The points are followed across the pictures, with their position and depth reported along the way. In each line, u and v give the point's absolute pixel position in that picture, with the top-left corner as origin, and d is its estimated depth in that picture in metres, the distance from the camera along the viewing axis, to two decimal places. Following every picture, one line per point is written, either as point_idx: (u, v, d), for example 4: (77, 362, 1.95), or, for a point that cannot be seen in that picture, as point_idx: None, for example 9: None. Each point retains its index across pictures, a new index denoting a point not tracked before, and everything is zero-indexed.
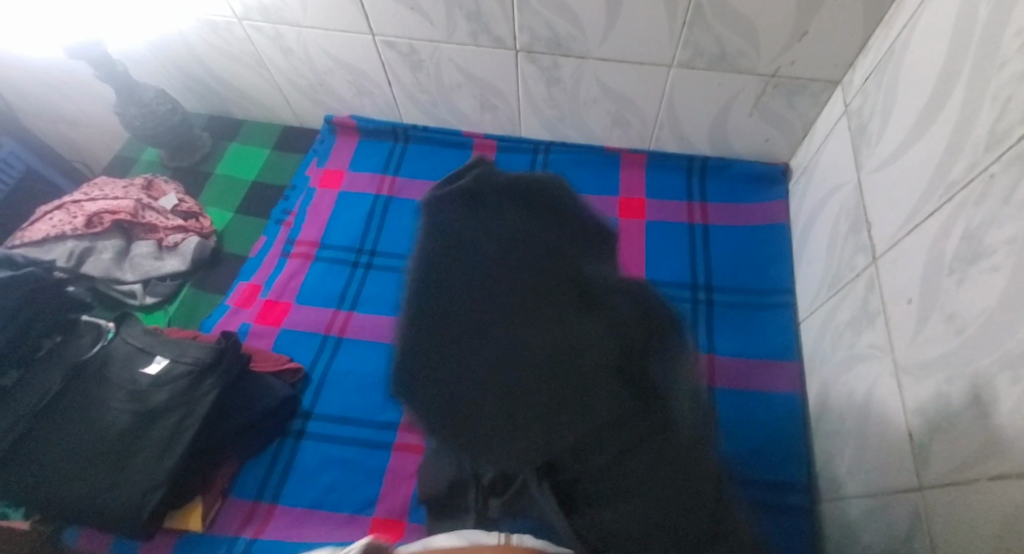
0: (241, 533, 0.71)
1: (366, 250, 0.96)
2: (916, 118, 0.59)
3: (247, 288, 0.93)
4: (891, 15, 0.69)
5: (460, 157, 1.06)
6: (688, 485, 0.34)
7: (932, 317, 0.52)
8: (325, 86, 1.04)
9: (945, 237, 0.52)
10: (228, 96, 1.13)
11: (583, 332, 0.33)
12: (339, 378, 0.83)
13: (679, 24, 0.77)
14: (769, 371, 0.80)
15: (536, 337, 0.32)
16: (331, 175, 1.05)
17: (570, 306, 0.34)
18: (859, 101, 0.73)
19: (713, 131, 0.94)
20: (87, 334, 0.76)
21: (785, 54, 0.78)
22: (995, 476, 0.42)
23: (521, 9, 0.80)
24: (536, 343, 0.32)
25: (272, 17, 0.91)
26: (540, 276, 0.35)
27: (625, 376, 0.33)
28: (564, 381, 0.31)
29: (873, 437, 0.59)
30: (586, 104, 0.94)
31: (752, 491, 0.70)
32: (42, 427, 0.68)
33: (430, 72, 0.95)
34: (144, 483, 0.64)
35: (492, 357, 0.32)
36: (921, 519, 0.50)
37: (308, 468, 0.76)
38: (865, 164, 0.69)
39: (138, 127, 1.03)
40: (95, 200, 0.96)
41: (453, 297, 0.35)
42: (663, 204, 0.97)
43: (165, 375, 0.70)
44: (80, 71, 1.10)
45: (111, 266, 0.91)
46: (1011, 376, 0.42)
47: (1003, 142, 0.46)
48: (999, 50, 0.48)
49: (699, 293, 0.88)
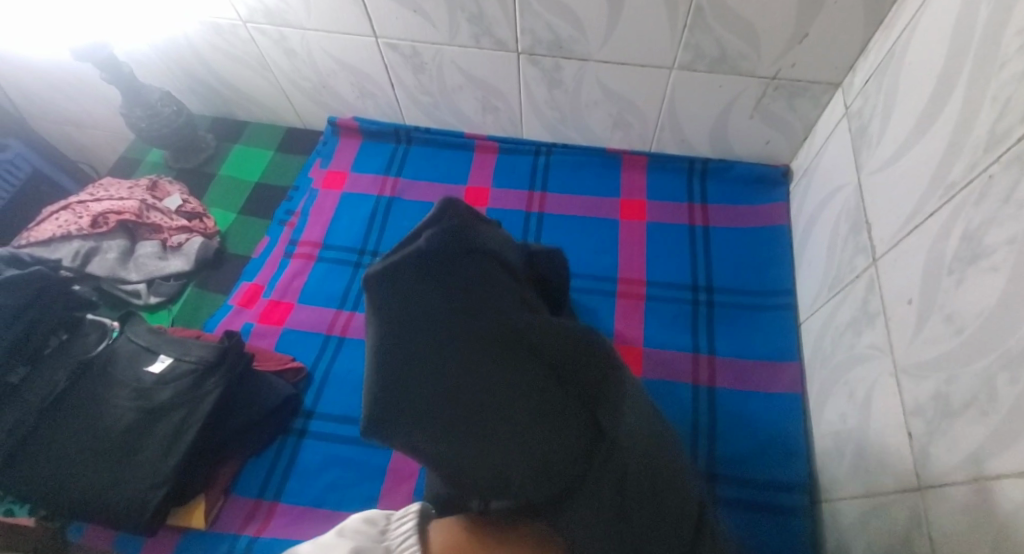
0: (243, 531, 0.72)
1: (368, 251, 0.97)
2: (917, 119, 0.59)
3: (249, 288, 0.94)
4: (891, 18, 0.69)
5: (462, 159, 1.06)
6: (661, 498, 0.35)
7: (932, 318, 0.52)
8: (329, 88, 1.04)
9: (944, 238, 0.52)
10: (233, 98, 1.14)
11: (517, 376, 0.33)
12: (340, 378, 0.84)
13: (680, 26, 0.78)
14: (769, 371, 0.80)
15: (477, 393, 0.32)
16: (333, 176, 1.06)
17: (509, 365, 0.34)
18: (860, 103, 0.74)
19: (714, 133, 0.94)
20: (92, 332, 0.78)
21: (786, 56, 0.79)
22: (995, 476, 0.43)
23: (523, 12, 0.81)
24: (476, 405, 0.32)
25: (276, 20, 0.91)
26: (475, 329, 0.34)
27: (577, 415, 0.34)
28: (518, 435, 0.32)
29: (874, 437, 0.59)
30: (587, 106, 0.95)
31: (753, 492, 0.71)
32: (47, 425, 0.69)
33: (432, 74, 0.96)
34: (148, 480, 0.65)
35: (439, 420, 0.32)
36: (921, 519, 0.50)
37: (310, 467, 0.76)
38: (866, 165, 0.69)
39: (143, 128, 1.04)
40: (101, 200, 0.97)
41: (388, 364, 0.33)
42: (664, 205, 0.97)
43: (169, 373, 0.71)
44: (88, 75, 1.11)
45: (116, 266, 0.92)
46: (1011, 375, 0.42)
47: (1002, 142, 0.46)
48: (998, 52, 0.48)
49: (700, 294, 0.88)
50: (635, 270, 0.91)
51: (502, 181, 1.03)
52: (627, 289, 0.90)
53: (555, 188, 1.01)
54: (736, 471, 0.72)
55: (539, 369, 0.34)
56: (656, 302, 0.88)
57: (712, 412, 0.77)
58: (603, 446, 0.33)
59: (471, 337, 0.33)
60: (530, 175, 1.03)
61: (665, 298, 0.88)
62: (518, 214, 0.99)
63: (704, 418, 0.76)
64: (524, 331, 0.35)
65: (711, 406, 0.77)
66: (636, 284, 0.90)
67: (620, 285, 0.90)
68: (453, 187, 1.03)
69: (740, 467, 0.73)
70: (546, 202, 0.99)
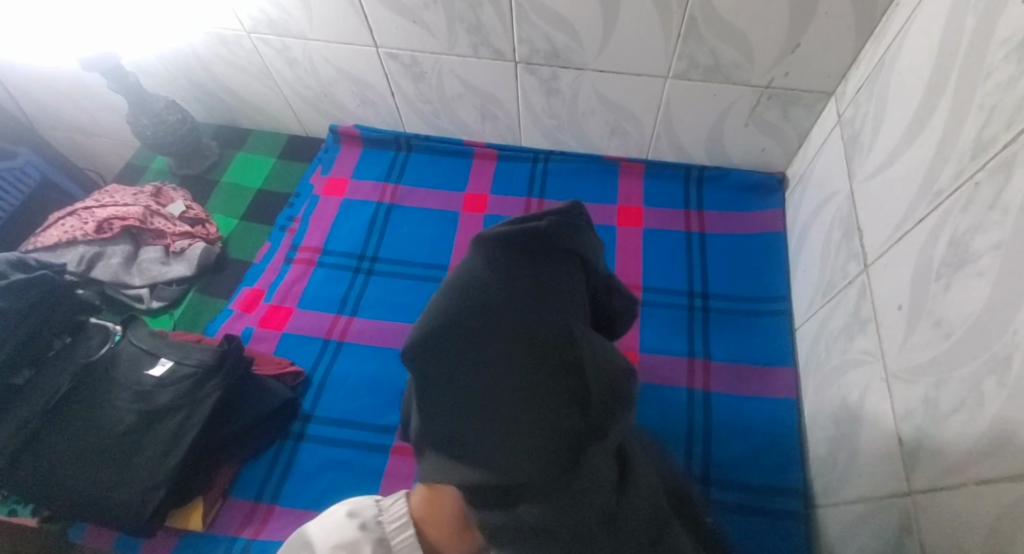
0: (240, 533, 0.72)
1: (367, 256, 0.98)
2: (906, 127, 0.60)
3: (250, 293, 0.95)
4: (882, 28, 0.70)
5: (462, 166, 1.07)
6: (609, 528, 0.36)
7: (921, 323, 0.53)
8: (330, 96, 1.06)
9: (932, 245, 0.53)
10: (236, 106, 1.16)
11: (542, 382, 0.33)
12: (338, 382, 0.85)
13: (674, 37, 0.79)
14: (763, 377, 0.80)
15: (498, 370, 0.33)
16: (334, 183, 1.08)
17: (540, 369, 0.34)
18: (852, 112, 0.75)
19: (709, 141, 0.95)
20: (95, 335, 0.79)
21: (779, 65, 0.80)
22: (983, 480, 0.43)
23: (520, 22, 0.82)
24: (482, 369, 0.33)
25: (279, 30, 0.93)
26: (516, 315, 0.35)
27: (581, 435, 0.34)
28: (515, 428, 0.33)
29: (866, 442, 0.60)
30: (584, 114, 0.96)
31: (747, 496, 0.71)
32: (50, 425, 0.70)
33: (432, 82, 0.98)
34: (148, 481, 0.66)
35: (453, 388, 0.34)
36: (911, 523, 0.51)
37: (307, 470, 0.77)
38: (858, 173, 0.70)
39: (148, 136, 1.06)
40: (106, 206, 0.99)
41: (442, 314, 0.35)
42: (660, 212, 0.98)
43: (170, 376, 0.72)
44: (95, 84, 1.13)
45: (120, 270, 0.93)
46: (997, 380, 0.42)
47: (987, 150, 0.47)
48: (984, 61, 0.49)
49: (695, 300, 0.89)
50: (632, 276, 0.92)
51: (501, 188, 1.04)
52: None
53: (553, 195, 1.02)
54: (731, 476, 0.73)
55: (570, 383, 0.34)
56: (652, 307, 0.89)
57: (707, 417, 0.77)
58: (580, 482, 0.33)
59: (507, 314, 0.35)
60: (528, 182, 1.04)
61: (660, 303, 0.89)
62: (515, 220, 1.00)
63: (699, 422, 0.77)
64: (578, 340, 0.35)
65: (706, 410, 0.78)
66: (632, 289, 0.91)
67: None
68: (453, 194, 1.04)
69: (736, 473, 0.73)
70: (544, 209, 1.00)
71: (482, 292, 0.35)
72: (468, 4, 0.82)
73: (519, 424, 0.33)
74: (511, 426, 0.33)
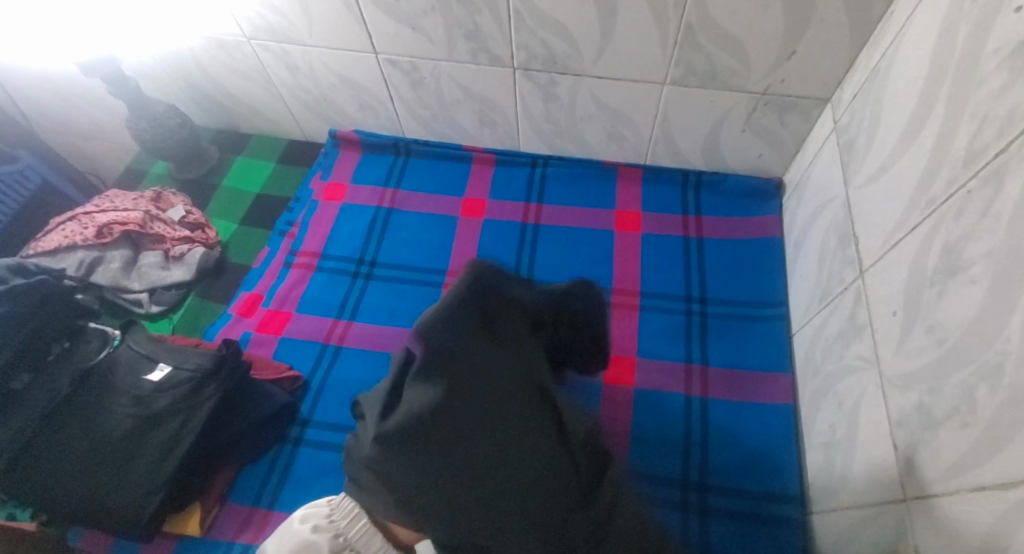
0: (238, 538, 0.73)
1: (366, 261, 0.98)
2: (901, 135, 0.60)
3: (249, 298, 0.95)
4: (877, 35, 0.70)
5: (461, 170, 1.08)
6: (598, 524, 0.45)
7: (914, 330, 0.53)
8: (330, 101, 1.07)
9: (926, 252, 0.53)
10: (236, 111, 1.16)
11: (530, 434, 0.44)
12: (336, 386, 0.85)
13: (671, 44, 0.80)
14: (760, 383, 0.80)
15: (496, 437, 0.43)
16: (333, 188, 1.08)
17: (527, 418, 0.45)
18: (847, 118, 0.75)
19: (706, 147, 0.96)
20: (94, 340, 0.79)
21: (775, 72, 0.80)
22: (976, 487, 0.43)
23: (518, 29, 0.83)
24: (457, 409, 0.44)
25: (279, 36, 0.94)
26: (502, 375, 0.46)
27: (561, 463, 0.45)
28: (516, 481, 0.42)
29: (861, 448, 0.60)
30: (582, 119, 0.97)
31: (743, 502, 0.71)
32: (50, 430, 0.70)
33: (431, 88, 0.98)
34: (145, 486, 0.66)
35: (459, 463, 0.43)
36: (906, 530, 0.51)
37: (306, 475, 0.77)
38: (853, 179, 0.70)
39: (148, 140, 1.06)
40: (105, 211, 0.99)
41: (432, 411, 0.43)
42: (658, 217, 0.99)
43: (168, 381, 0.72)
44: (95, 88, 1.14)
45: (119, 275, 0.94)
46: (989, 387, 0.43)
47: (980, 159, 0.47)
48: (976, 70, 0.50)
49: (693, 305, 0.89)
50: (629, 281, 0.92)
51: (500, 192, 1.04)
52: (620, 299, 0.91)
53: (551, 200, 1.03)
54: (728, 482, 0.73)
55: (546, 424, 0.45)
56: (649, 312, 0.89)
57: (704, 423, 0.77)
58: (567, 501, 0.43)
59: (496, 377, 0.46)
60: (527, 187, 1.04)
61: (658, 308, 0.89)
62: (514, 225, 1.00)
63: (696, 428, 0.77)
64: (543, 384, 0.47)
65: (703, 416, 0.78)
66: (630, 294, 0.91)
67: (614, 295, 0.91)
68: (452, 199, 1.05)
69: (733, 478, 0.73)
70: (542, 214, 1.01)
71: (470, 370, 0.45)
72: (467, 10, 0.82)
73: (492, 438, 0.43)
74: (511, 480, 0.42)
